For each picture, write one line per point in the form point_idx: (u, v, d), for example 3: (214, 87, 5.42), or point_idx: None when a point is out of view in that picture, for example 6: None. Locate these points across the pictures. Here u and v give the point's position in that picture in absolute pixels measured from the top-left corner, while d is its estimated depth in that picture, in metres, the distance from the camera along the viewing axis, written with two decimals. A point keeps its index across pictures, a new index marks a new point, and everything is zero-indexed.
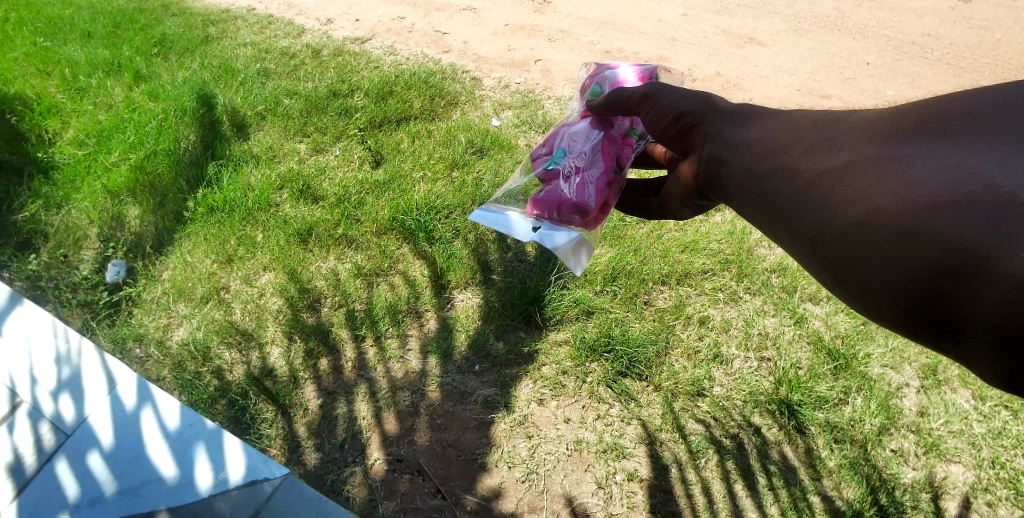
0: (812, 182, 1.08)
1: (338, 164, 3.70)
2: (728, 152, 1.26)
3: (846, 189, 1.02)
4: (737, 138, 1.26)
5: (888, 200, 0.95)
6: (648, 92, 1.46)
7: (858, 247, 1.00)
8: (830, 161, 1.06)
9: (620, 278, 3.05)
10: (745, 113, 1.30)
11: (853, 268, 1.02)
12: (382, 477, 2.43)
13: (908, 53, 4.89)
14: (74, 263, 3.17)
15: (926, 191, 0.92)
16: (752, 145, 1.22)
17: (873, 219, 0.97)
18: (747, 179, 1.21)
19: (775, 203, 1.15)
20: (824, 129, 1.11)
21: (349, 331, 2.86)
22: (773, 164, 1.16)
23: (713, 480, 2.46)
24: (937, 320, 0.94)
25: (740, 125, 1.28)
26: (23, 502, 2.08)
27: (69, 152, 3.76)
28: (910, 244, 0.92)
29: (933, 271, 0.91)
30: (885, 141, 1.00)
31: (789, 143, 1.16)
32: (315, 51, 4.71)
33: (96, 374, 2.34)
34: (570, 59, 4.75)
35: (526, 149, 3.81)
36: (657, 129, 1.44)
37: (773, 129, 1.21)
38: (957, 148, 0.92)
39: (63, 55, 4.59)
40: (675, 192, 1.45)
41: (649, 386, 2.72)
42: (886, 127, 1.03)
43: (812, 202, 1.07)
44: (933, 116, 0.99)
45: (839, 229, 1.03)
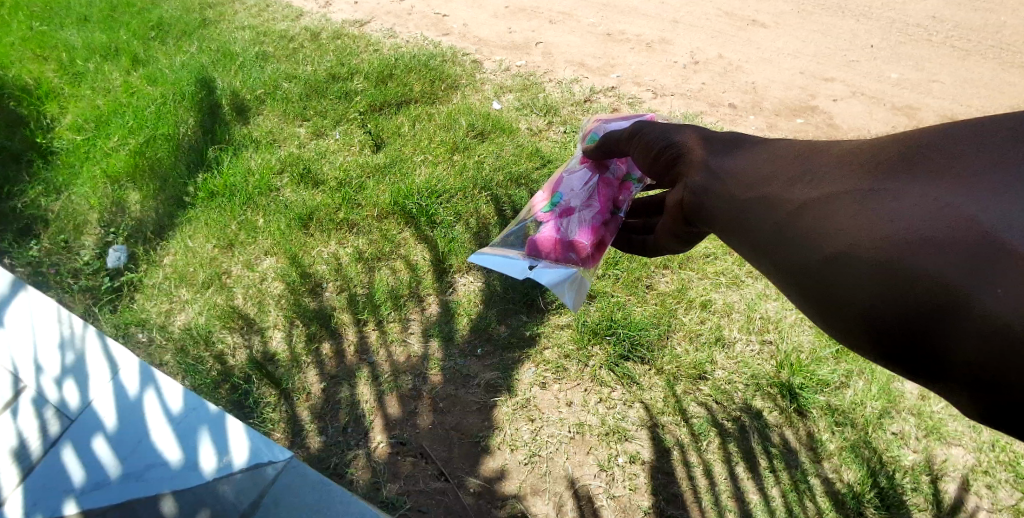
0: (791, 214, 0.93)
1: (338, 148, 3.68)
2: (708, 183, 1.10)
3: (827, 222, 0.87)
4: (720, 166, 1.10)
5: (869, 232, 0.82)
6: (634, 128, 1.32)
7: (840, 283, 0.85)
8: (811, 191, 0.92)
9: (622, 262, 3.05)
10: (737, 141, 1.14)
11: (835, 306, 0.87)
12: (385, 460, 2.44)
13: (912, 35, 4.84)
14: (75, 248, 3.16)
15: (912, 223, 0.78)
16: (733, 174, 1.07)
17: (853, 251, 0.83)
18: (724, 210, 1.06)
19: (753, 235, 1.01)
20: (804, 160, 0.98)
21: (351, 315, 2.87)
22: (751, 195, 1.01)
23: (715, 463, 2.47)
24: (918, 362, 0.79)
25: (726, 153, 1.13)
26: (29, 487, 2.09)
27: (68, 137, 3.73)
28: (891, 279, 0.78)
29: (917, 310, 0.76)
30: (871, 171, 0.87)
31: (769, 171, 1.01)
32: (314, 34, 4.66)
33: (99, 359, 2.34)
34: (572, 42, 4.70)
35: (528, 133, 3.79)
36: (643, 164, 1.30)
37: (756, 158, 1.07)
38: (951, 181, 0.78)
39: (59, 40, 4.54)
40: (661, 226, 1.27)
41: (651, 369, 2.72)
42: (868, 158, 0.89)
43: (792, 234, 0.93)
44: (928, 145, 0.85)
45: (818, 264, 0.88)
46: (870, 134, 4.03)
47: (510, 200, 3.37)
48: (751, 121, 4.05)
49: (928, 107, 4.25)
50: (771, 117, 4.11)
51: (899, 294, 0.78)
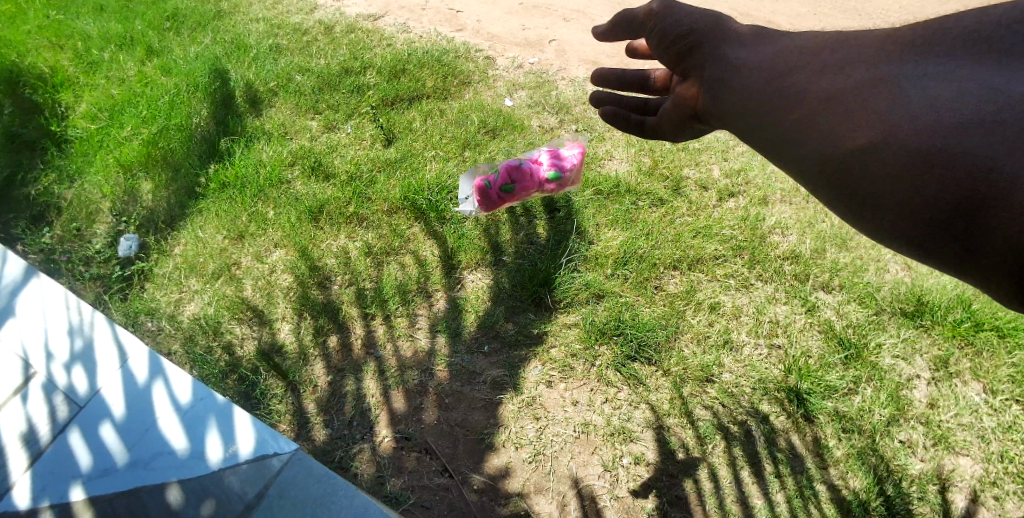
0: (833, 106, 1.07)
1: (349, 141, 3.68)
2: (737, 74, 1.25)
3: (870, 111, 1.02)
4: (746, 60, 1.25)
5: (910, 123, 0.97)
6: (659, 8, 1.44)
7: (878, 166, 1.00)
8: (843, 84, 1.07)
9: (631, 262, 3.04)
10: (763, 36, 1.29)
11: (869, 185, 1.02)
12: (390, 455, 2.44)
13: None
14: (87, 236, 3.18)
15: (947, 113, 0.94)
16: (759, 69, 1.22)
17: (896, 139, 0.98)
18: (753, 104, 1.21)
19: (791, 122, 1.13)
20: (833, 53, 1.13)
21: (358, 309, 2.87)
22: (782, 85, 1.16)
23: (720, 466, 2.46)
24: (945, 237, 0.95)
25: (747, 46, 1.28)
26: (37, 472, 2.11)
27: (82, 126, 3.76)
28: (930, 162, 0.94)
29: (951, 187, 0.92)
30: (905, 70, 1.02)
31: (802, 67, 1.15)
32: (328, 27, 4.67)
33: (108, 347, 2.36)
34: (586, 40, 4.68)
35: (539, 131, 3.78)
36: (662, 55, 1.45)
37: (782, 53, 1.20)
38: (972, 77, 0.96)
39: (75, 29, 4.57)
40: (668, 114, 1.47)
41: (658, 371, 2.71)
42: (894, 51, 1.06)
43: (834, 123, 1.06)
44: (945, 49, 1.02)
45: (857, 151, 1.03)
46: None
47: (520, 198, 3.36)
48: None
49: None
50: None
51: (933, 174, 0.94)
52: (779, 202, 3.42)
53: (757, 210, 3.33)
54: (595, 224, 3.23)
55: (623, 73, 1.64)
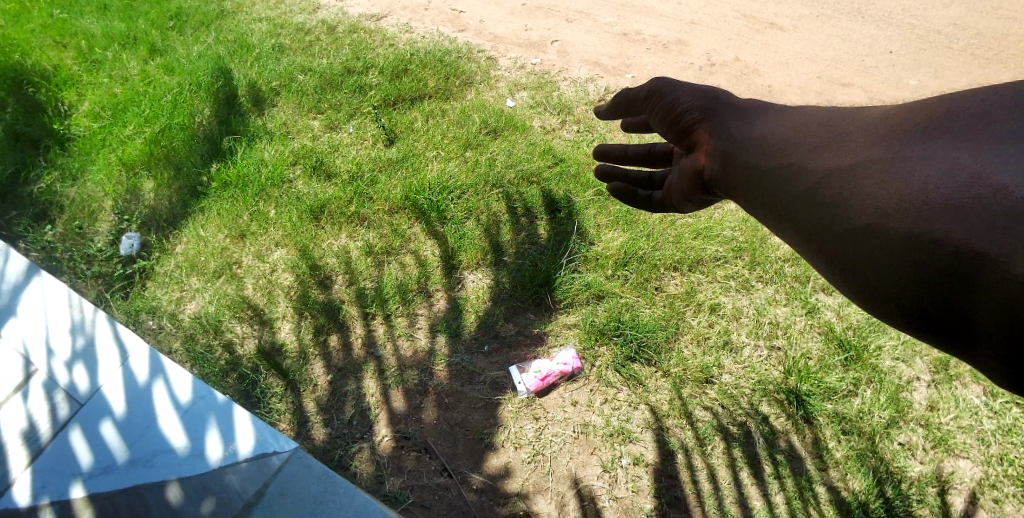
0: (819, 183, 0.92)
1: (351, 141, 3.68)
2: (732, 153, 1.12)
3: (855, 189, 0.86)
4: (743, 133, 1.12)
5: (899, 201, 0.81)
6: (662, 87, 1.35)
7: (867, 251, 0.84)
8: (834, 160, 0.91)
9: (632, 263, 3.04)
10: (766, 111, 1.15)
11: (860, 268, 0.86)
12: (390, 454, 2.44)
13: (932, 42, 4.79)
14: (89, 235, 3.19)
15: (937, 187, 0.78)
16: (754, 142, 1.08)
17: (884, 222, 0.82)
18: (747, 178, 1.07)
19: (780, 199, 0.98)
20: (830, 125, 0.97)
21: (359, 308, 2.88)
22: (775, 163, 1.01)
23: (719, 467, 2.47)
24: (945, 321, 0.79)
25: (748, 121, 1.15)
26: (38, 469, 2.12)
27: (85, 124, 3.76)
28: (921, 247, 0.78)
29: (942, 273, 0.76)
30: (897, 140, 0.86)
31: (792, 142, 1.01)
32: (331, 28, 4.68)
33: (109, 345, 2.37)
34: (588, 41, 4.69)
35: (541, 131, 3.79)
36: (665, 129, 1.34)
37: (776, 128, 1.07)
38: (969, 143, 0.79)
39: (78, 28, 4.58)
40: (676, 185, 1.32)
41: (658, 371, 2.71)
42: (893, 124, 0.88)
43: (820, 201, 0.91)
44: (948, 113, 0.84)
45: (844, 233, 0.87)
46: None
47: (521, 198, 3.37)
48: None
49: None
50: None
51: (925, 260, 0.78)
52: None
53: None
54: (596, 225, 3.23)
55: (628, 146, 1.51)
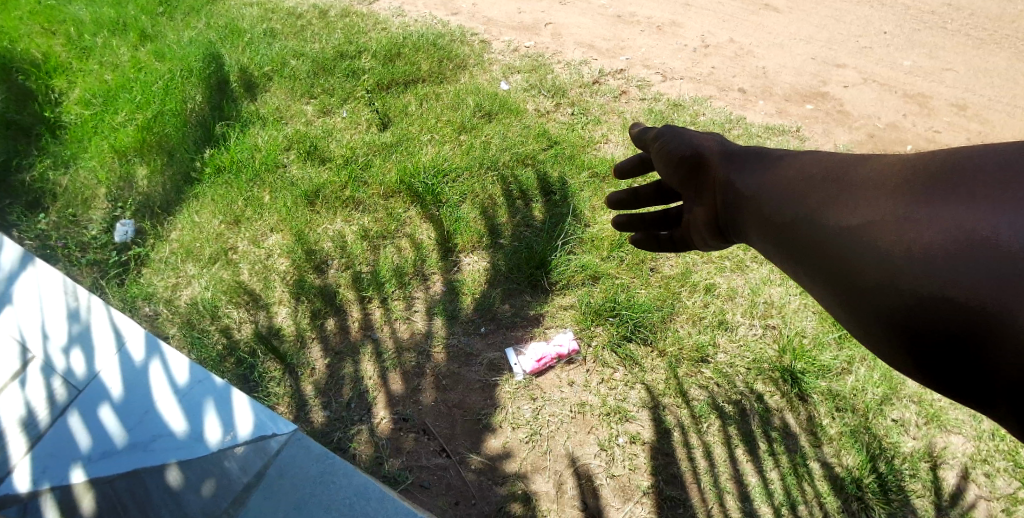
0: (832, 240, 0.92)
1: (345, 126, 3.67)
2: (742, 205, 1.14)
3: (867, 250, 0.87)
4: (752, 183, 1.14)
5: (911, 261, 0.81)
6: (660, 132, 1.38)
7: (880, 308, 0.85)
8: (845, 217, 0.91)
9: (628, 245, 3.05)
10: (770, 158, 1.16)
11: (874, 323, 0.87)
12: (389, 436, 2.46)
13: (926, 22, 4.77)
14: (83, 222, 3.18)
15: (944, 251, 0.79)
16: (766, 190, 1.09)
17: (897, 280, 0.83)
18: (763, 227, 1.07)
19: (796, 252, 0.99)
20: (838, 177, 0.97)
21: (355, 292, 2.88)
22: (789, 215, 1.01)
23: (715, 445, 2.49)
24: (958, 374, 0.80)
25: (757, 167, 1.16)
26: (37, 455, 2.12)
27: (76, 112, 3.73)
28: (930, 308, 0.79)
29: (955, 332, 0.78)
30: (904, 195, 0.86)
31: (800, 194, 1.01)
32: (322, 12, 4.64)
33: (105, 331, 2.37)
34: (582, 23, 4.66)
35: (535, 114, 3.78)
36: (662, 172, 1.35)
37: (784, 176, 1.07)
38: (970, 204, 0.79)
39: (67, 15, 4.54)
40: (689, 226, 1.33)
41: (654, 351, 2.73)
42: (900, 179, 0.88)
43: (832, 258, 0.92)
44: (952, 165, 0.85)
45: (857, 289, 0.88)
46: (881, 121, 3.99)
47: (517, 181, 3.36)
48: (761, 106, 4.01)
49: (940, 95, 4.20)
50: (782, 102, 4.06)
51: (940, 321, 0.79)
52: None
53: None
54: (591, 207, 3.25)
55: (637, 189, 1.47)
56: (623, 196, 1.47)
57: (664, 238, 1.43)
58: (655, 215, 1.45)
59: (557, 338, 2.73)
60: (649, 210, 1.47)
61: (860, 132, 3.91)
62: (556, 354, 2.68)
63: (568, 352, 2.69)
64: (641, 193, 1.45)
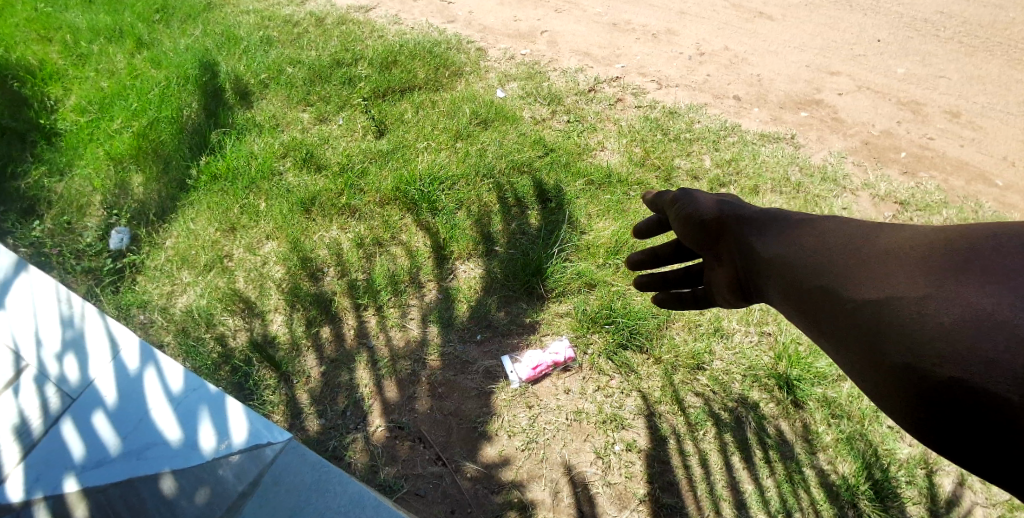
0: (849, 315, 0.82)
1: (342, 133, 3.68)
2: (756, 267, 1.03)
3: (890, 330, 0.77)
4: (765, 243, 1.03)
5: (941, 347, 0.72)
6: (676, 196, 1.30)
7: (902, 390, 0.76)
8: (860, 287, 0.82)
9: (624, 252, 3.06)
10: (783, 223, 1.05)
11: (901, 407, 0.76)
12: (383, 444, 2.45)
13: (920, 30, 4.80)
14: (78, 229, 3.17)
15: (971, 334, 0.70)
16: (779, 249, 0.99)
17: (926, 365, 0.73)
18: (776, 290, 0.97)
19: (813, 321, 0.88)
20: (855, 243, 0.88)
21: (350, 300, 2.87)
22: (801, 278, 0.91)
23: (711, 452, 2.49)
24: (994, 466, 0.70)
25: (770, 227, 1.06)
26: (30, 464, 2.11)
27: (72, 118, 3.73)
28: (959, 395, 0.70)
29: (992, 425, 0.68)
30: (922, 268, 0.78)
31: (810, 258, 0.92)
32: (319, 20, 4.66)
33: (99, 339, 2.36)
34: (578, 31, 4.68)
35: (531, 122, 3.79)
36: (681, 232, 1.25)
37: (797, 237, 0.97)
38: (996, 284, 0.71)
39: (64, 22, 4.54)
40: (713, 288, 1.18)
41: (649, 359, 2.74)
42: (920, 251, 0.80)
43: (850, 332, 0.81)
44: (974, 242, 0.77)
45: (880, 370, 0.78)
46: (875, 128, 4.01)
47: (512, 188, 3.37)
48: (756, 114, 4.03)
49: (933, 103, 4.23)
50: (776, 110, 4.08)
51: (976, 413, 0.69)
52: (769, 193, 3.45)
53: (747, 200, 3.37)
54: (587, 214, 3.25)
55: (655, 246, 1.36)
56: (641, 258, 1.37)
57: (688, 296, 1.29)
58: (678, 273, 1.31)
59: (557, 345, 2.74)
60: (671, 269, 1.34)
61: (855, 139, 3.92)
62: (555, 361, 2.69)
63: (568, 359, 2.70)
64: (661, 253, 1.34)
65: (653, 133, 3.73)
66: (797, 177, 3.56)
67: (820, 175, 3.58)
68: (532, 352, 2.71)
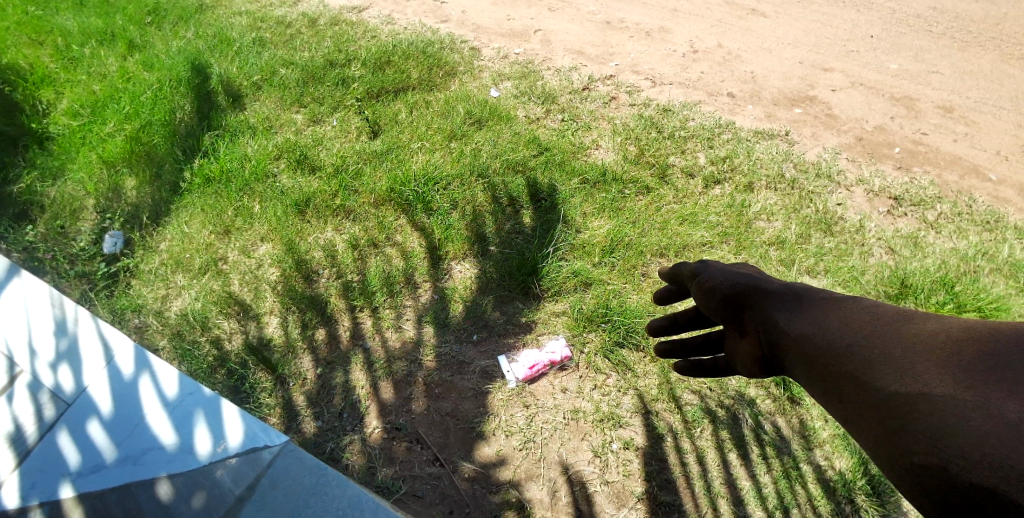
0: (877, 405, 0.85)
1: (336, 134, 3.67)
2: (781, 344, 1.05)
3: (915, 426, 0.80)
4: (792, 321, 1.05)
5: (961, 446, 0.75)
6: (697, 268, 1.30)
7: (924, 484, 0.78)
8: (889, 382, 0.85)
9: (619, 250, 3.07)
10: (809, 301, 1.07)
11: (924, 503, 0.79)
12: (381, 445, 2.45)
13: (912, 26, 4.81)
14: (71, 234, 3.15)
15: (993, 438, 0.73)
16: (808, 329, 1.01)
17: (947, 464, 0.75)
18: (803, 371, 0.99)
19: (841, 408, 0.91)
20: (886, 336, 0.91)
21: (346, 302, 2.87)
22: (830, 363, 0.94)
23: (708, 450, 2.49)
24: None
25: (797, 304, 1.08)
26: (25, 471, 2.10)
27: (64, 122, 3.71)
28: (979, 495, 0.72)
29: None
30: (949, 369, 0.81)
31: (841, 344, 0.95)
32: (312, 20, 4.64)
33: (93, 344, 2.35)
34: (571, 29, 4.68)
35: (525, 121, 3.79)
36: (704, 303, 1.23)
37: (826, 320, 1.00)
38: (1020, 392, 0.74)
39: (55, 25, 4.52)
40: (740, 361, 1.16)
41: (646, 357, 2.74)
42: (949, 353, 0.83)
43: (876, 422, 0.85)
44: (1004, 350, 0.79)
45: (900, 463, 0.81)
46: (869, 123, 4.02)
47: (507, 188, 3.36)
48: (750, 111, 4.03)
49: (926, 98, 4.24)
50: (770, 107, 4.08)
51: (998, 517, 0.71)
52: (764, 189, 3.45)
53: (742, 197, 3.38)
54: (582, 213, 3.25)
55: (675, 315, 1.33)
56: (661, 324, 1.35)
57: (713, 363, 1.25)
58: (698, 340, 1.29)
59: (553, 344, 2.75)
60: (689, 335, 1.31)
61: (849, 135, 3.93)
62: (551, 360, 2.69)
63: (563, 359, 2.70)
64: (680, 319, 1.32)
65: (647, 131, 3.73)
66: (791, 174, 3.56)
67: (815, 171, 3.58)
68: (529, 350, 2.72)
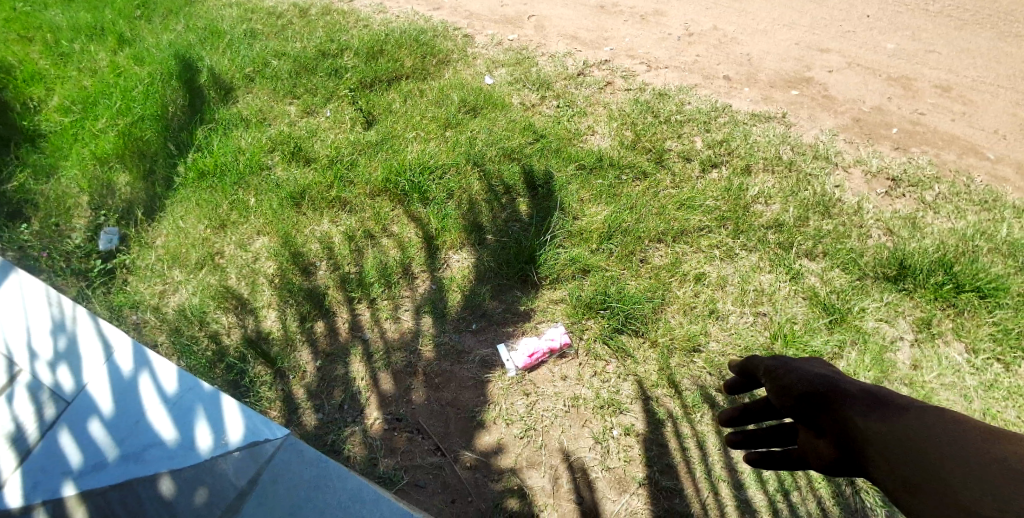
0: (920, 468, 0.93)
1: (329, 126, 3.65)
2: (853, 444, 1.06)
3: (949, 491, 0.87)
4: (865, 423, 1.06)
5: None
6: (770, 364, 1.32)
7: None
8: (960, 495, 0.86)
9: (616, 236, 3.06)
10: (888, 401, 1.08)
11: None
12: (382, 436, 2.45)
13: (908, 5, 4.78)
14: (66, 231, 3.13)
15: None
16: (882, 433, 1.02)
17: None
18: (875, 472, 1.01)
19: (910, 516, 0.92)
20: (959, 445, 0.91)
21: (343, 294, 2.86)
22: (901, 468, 0.96)
23: (708, 434, 2.49)
24: None
25: (870, 404, 1.09)
26: (27, 470, 2.10)
27: (56, 119, 3.68)
28: None
29: None
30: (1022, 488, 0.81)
31: (913, 450, 0.96)
32: (303, 11, 4.60)
33: (91, 342, 2.34)
34: (565, 15, 4.64)
35: (520, 108, 3.76)
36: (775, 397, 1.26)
37: (899, 423, 1.01)
38: None
39: (43, 21, 4.47)
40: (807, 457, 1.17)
41: (645, 342, 2.73)
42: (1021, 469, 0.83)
43: None
44: None
45: None
46: (866, 104, 4.00)
47: (502, 176, 3.34)
48: (746, 94, 4.01)
49: (924, 78, 4.21)
50: (766, 89, 4.06)
51: None
52: (761, 172, 3.43)
53: (740, 180, 3.36)
54: (578, 200, 3.24)
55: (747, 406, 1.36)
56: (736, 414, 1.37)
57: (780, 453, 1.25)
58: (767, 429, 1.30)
59: (553, 331, 2.74)
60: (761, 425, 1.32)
61: (846, 116, 3.90)
62: (551, 347, 2.68)
63: (564, 346, 2.69)
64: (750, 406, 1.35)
65: (644, 116, 3.70)
66: (788, 156, 3.54)
67: (812, 153, 3.56)
68: (529, 338, 2.71)
